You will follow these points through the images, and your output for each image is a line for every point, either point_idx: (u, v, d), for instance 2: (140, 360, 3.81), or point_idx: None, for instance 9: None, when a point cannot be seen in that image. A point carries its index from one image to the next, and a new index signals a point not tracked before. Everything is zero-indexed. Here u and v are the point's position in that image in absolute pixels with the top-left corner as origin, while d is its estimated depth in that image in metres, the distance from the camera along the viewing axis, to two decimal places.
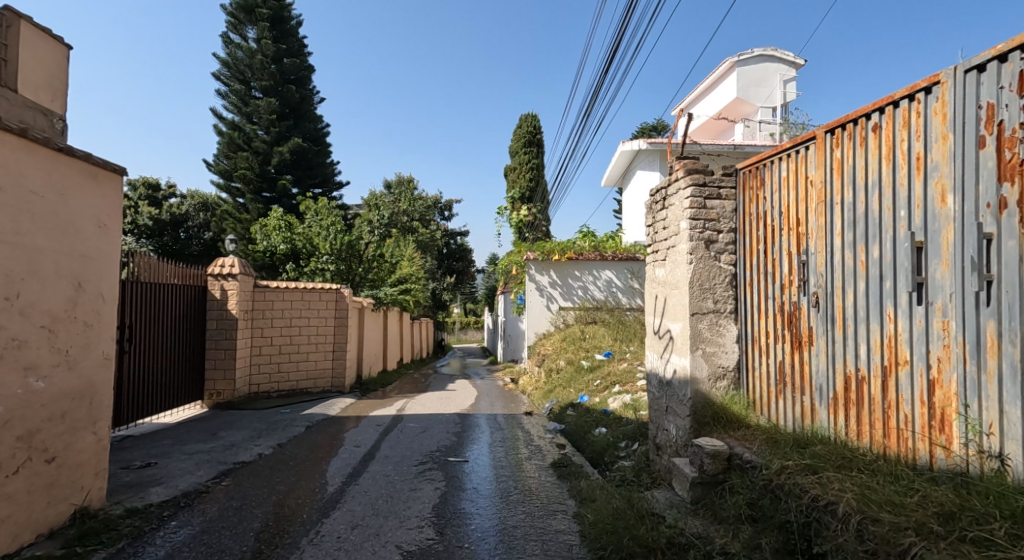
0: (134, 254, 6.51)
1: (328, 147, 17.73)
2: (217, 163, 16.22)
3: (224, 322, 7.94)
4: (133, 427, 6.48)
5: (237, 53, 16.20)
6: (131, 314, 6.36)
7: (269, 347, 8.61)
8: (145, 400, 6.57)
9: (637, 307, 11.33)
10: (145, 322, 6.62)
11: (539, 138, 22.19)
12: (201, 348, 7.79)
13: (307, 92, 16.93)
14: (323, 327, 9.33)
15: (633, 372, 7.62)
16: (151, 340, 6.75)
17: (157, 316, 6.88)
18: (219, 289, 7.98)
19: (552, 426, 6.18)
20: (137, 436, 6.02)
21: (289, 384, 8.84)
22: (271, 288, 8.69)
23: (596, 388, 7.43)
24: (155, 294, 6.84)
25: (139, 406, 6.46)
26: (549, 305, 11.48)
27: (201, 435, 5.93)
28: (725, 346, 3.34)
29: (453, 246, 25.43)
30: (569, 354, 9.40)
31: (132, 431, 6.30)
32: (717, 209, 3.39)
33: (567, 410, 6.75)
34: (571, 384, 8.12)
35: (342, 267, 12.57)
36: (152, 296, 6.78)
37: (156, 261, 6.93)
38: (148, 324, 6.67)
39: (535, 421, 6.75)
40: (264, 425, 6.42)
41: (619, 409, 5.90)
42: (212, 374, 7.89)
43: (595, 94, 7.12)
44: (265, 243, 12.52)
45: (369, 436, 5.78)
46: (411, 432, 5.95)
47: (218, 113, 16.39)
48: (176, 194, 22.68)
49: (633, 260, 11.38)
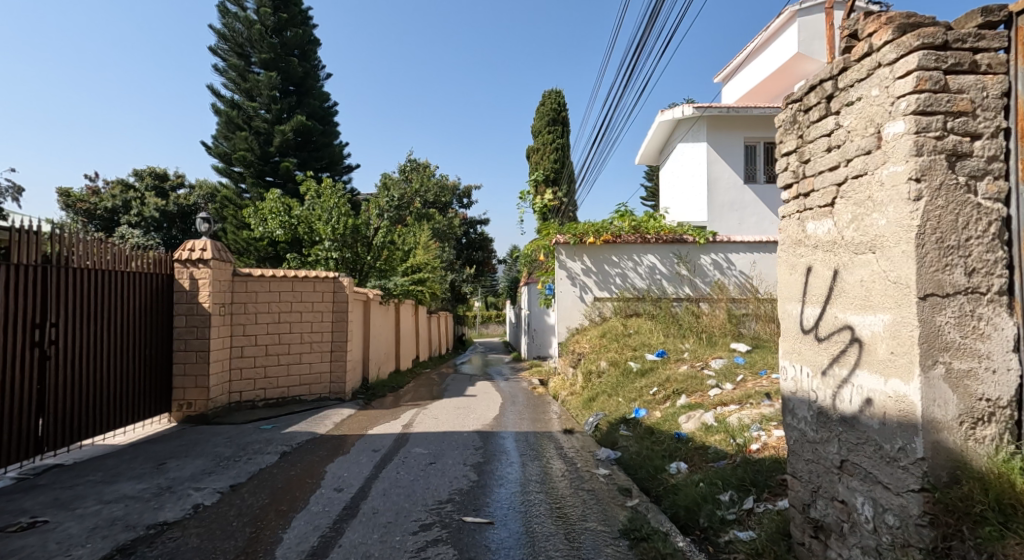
0: (68, 231, 5.09)
1: (334, 127, 16.38)
2: (216, 145, 15.00)
3: (194, 318, 6.54)
4: (68, 452, 5.12)
5: (235, 24, 14.89)
6: (59, 310, 4.93)
7: (253, 348, 7.19)
8: (87, 417, 5.23)
9: (685, 296, 9.60)
10: (87, 319, 5.25)
11: (564, 115, 20.49)
12: (166, 349, 6.44)
13: (310, 67, 15.67)
14: (319, 324, 7.88)
15: (701, 378, 6.00)
16: (98, 340, 5.40)
17: (106, 310, 5.53)
18: (188, 278, 6.57)
19: (605, 454, 4.61)
20: (65, 466, 4.62)
21: (279, 391, 7.42)
22: (254, 277, 7.24)
23: (653, 400, 5.83)
24: (101, 283, 5.48)
25: (77, 425, 5.12)
26: (583, 295, 9.80)
27: (143, 466, 4.51)
28: (989, 359, 1.73)
29: (473, 235, 23.98)
30: (612, 352, 7.77)
31: (66, 458, 4.97)
32: (969, 93, 1.76)
33: (620, 431, 5.17)
34: (618, 392, 6.54)
35: (347, 254, 11.13)
36: (97, 286, 5.42)
37: (102, 245, 5.53)
38: (91, 322, 5.31)
39: (577, 444, 5.16)
40: (229, 450, 4.96)
41: (698, 434, 4.33)
42: (181, 382, 6.50)
43: (652, 15, 5.47)
44: (261, 229, 11.29)
45: (360, 469, 4.32)
46: (415, 465, 4.42)
47: (216, 90, 15.15)
48: (185, 183, 21.73)
49: (679, 242, 9.66)
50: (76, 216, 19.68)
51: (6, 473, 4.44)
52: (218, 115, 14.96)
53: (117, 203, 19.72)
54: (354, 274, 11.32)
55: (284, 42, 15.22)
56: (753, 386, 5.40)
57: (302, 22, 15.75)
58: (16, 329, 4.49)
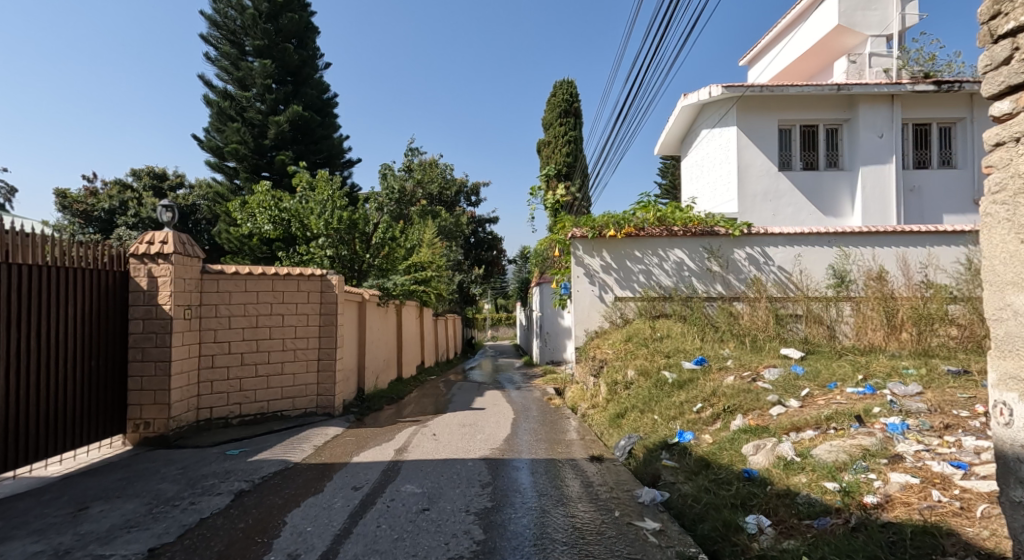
0: None
1: (334, 118, 15.52)
2: (208, 138, 14.25)
3: (152, 324, 5.56)
4: None
5: (228, 10, 14.19)
6: None
7: (225, 357, 6.22)
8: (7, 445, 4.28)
9: (718, 295, 8.34)
10: (10, 325, 4.31)
11: (577, 106, 19.42)
12: (118, 359, 5.47)
13: (308, 55, 14.92)
14: (304, 329, 6.90)
15: (757, 393, 4.91)
16: (25, 350, 4.45)
17: (38, 314, 4.57)
18: (145, 275, 5.61)
19: (649, 495, 3.54)
20: None
21: (256, 407, 6.42)
22: (225, 276, 6.27)
23: (699, 420, 4.78)
24: (30, 283, 4.52)
25: None
26: (602, 295, 8.66)
27: (58, 514, 3.53)
28: None
29: (481, 234, 22.92)
30: (641, 360, 6.67)
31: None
32: None
33: (663, 461, 4.13)
34: (652, 407, 5.50)
35: (344, 251, 10.19)
36: (26, 284, 4.48)
37: (35, 236, 4.61)
38: (16, 328, 4.37)
39: (609, 477, 4.09)
40: (177, 487, 3.97)
41: (772, 470, 3.29)
42: (137, 398, 5.52)
43: None
44: (248, 224, 10.31)
45: (330, 521, 3.30)
46: (405, 511, 3.43)
47: (207, 80, 14.42)
48: (184, 183, 20.93)
49: (710, 235, 8.43)
50: (73, 218, 18.71)
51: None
52: (209, 105, 14.28)
53: (115, 203, 18.80)
54: (351, 273, 10.36)
55: (280, 29, 14.46)
56: (827, 405, 4.32)
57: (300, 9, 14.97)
58: None
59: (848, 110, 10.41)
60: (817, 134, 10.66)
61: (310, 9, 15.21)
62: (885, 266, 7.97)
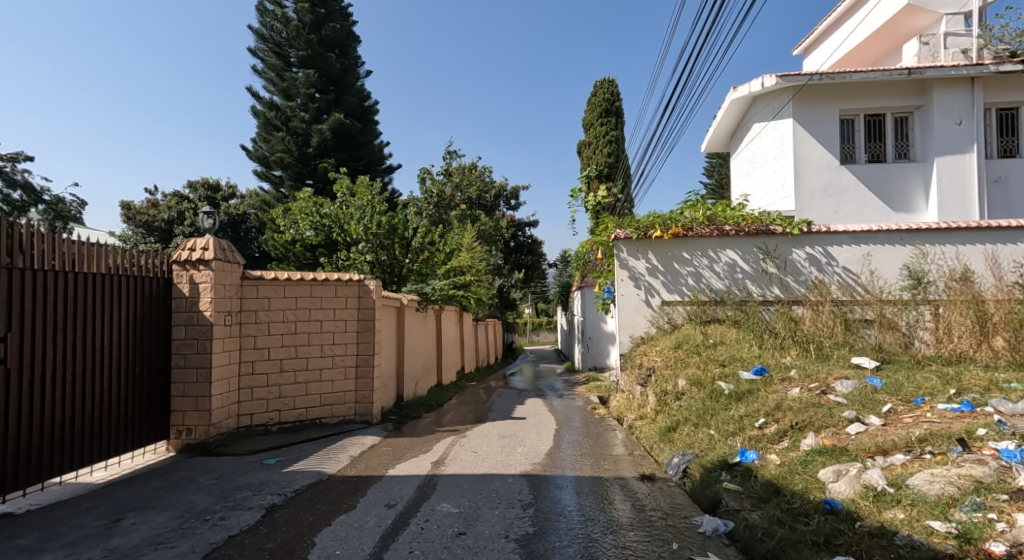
0: (35, 226, 4.12)
1: (375, 126, 15.65)
2: (255, 148, 14.66)
3: (194, 330, 5.50)
4: (36, 493, 4.17)
5: (274, 23, 14.55)
6: (18, 317, 3.94)
7: (266, 363, 6.16)
8: (55, 451, 4.23)
9: (775, 298, 7.75)
10: (58, 332, 4.26)
11: (618, 105, 18.93)
12: (161, 365, 5.43)
13: (349, 62, 15.07)
14: (342, 335, 6.77)
15: (830, 407, 4.39)
16: (74, 356, 4.41)
17: (86, 321, 4.53)
18: (187, 282, 5.57)
19: (711, 522, 3.14)
20: (14, 519, 3.62)
21: (295, 414, 6.33)
22: (265, 282, 6.20)
23: (763, 438, 4.31)
24: (79, 289, 4.49)
25: (41, 459, 4.13)
26: (648, 299, 8.20)
27: (92, 525, 3.42)
28: None
29: (521, 238, 22.65)
30: (693, 368, 6.20)
31: (19, 505, 3.94)
32: None
33: (724, 483, 3.72)
34: (708, 420, 5.05)
35: (384, 257, 10.09)
36: (75, 292, 4.44)
37: (84, 245, 4.59)
38: (65, 334, 4.33)
39: (662, 500, 3.71)
40: (210, 499, 3.83)
41: (860, 505, 2.90)
42: (179, 404, 5.47)
43: None
44: (291, 231, 10.39)
45: (360, 544, 3.05)
46: (441, 534, 3.15)
47: (254, 92, 14.79)
48: (237, 194, 21.59)
49: (765, 234, 7.84)
50: (136, 229, 19.50)
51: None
52: (256, 116, 14.64)
53: (173, 214, 19.52)
54: (391, 278, 10.29)
55: (323, 39, 14.63)
56: (916, 425, 3.82)
57: (342, 18, 15.12)
58: None
59: (920, 96, 9.57)
60: (884, 123, 9.86)
61: (352, 18, 15.38)
62: (970, 265, 7.21)
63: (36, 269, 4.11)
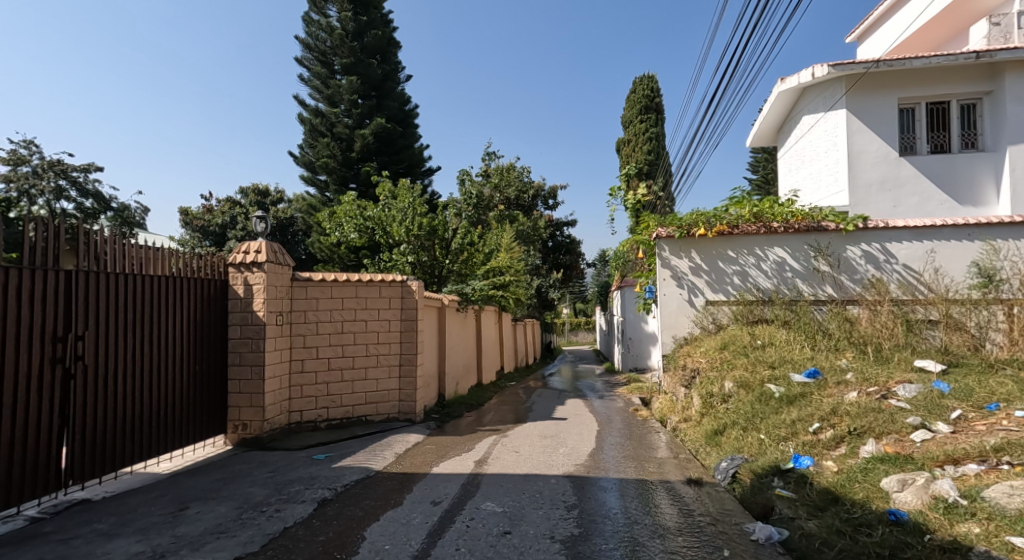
0: (106, 232, 4.34)
1: (415, 129, 15.89)
2: (302, 153, 15.13)
3: (249, 330, 5.70)
4: (110, 482, 4.40)
5: (319, 33, 14.99)
6: (94, 315, 4.16)
7: (314, 361, 6.32)
8: (126, 442, 4.44)
9: (827, 297, 7.42)
10: (127, 330, 4.48)
11: (658, 102, 18.59)
12: (219, 362, 5.65)
13: (390, 68, 15.35)
14: (386, 335, 6.88)
15: (891, 413, 4.17)
16: (142, 354, 4.63)
17: (151, 320, 4.75)
18: (242, 283, 5.77)
19: (763, 530, 3.02)
20: (91, 505, 3.84)
21: (342, 411, 6.47)
22: (313, 283, 6.37)
23: (818, 443, 4.11)
24: (145, 290, 4.71)
25: (114, 449, 4.33)
26: (692, 299, 8.00)
27: (160, 512, 3.59)
28: None
29: (559, 238, 22.54)
30: (740, 370, 6.00)
31: (97, 491, 4.15)
32: None
33: (777, 490, 3.57)
34: (757, 423, 4.87)
35: (425, 258, 10.21)
36: (142, 293, 4.66)
37: (149, 249, 4.81)
38: (134, 333, 4.55)
39: (711, 505, 3.59)
40: (266, 492, 3.96)
41: (928, 518, 2.74)
42: (235, 400, 5.68)
43: None
44: (337, 234, 10.67)
45: (408, 539, 3.08)
46: (485, 533, 3.14)
47: (301, 100, 15.27)
48: (285, 199, 22.35)
49: (817, 231, 7.52)
50: (193, 233, 20.44)
51: (22, 511, 3.65)
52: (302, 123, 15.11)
53: (226, 218, 20.35)
54: (432, 279, 10.41)
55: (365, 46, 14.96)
56: (991, 433, 3.63)
57: (383, 25, 15.42)
58: (34, 339, 3.71)
59: (989, 82, 8.99)
60: (949, 111, 9.30)
61: (392, 24, 15.67)
62: None
63: (108, 271, 4.33)
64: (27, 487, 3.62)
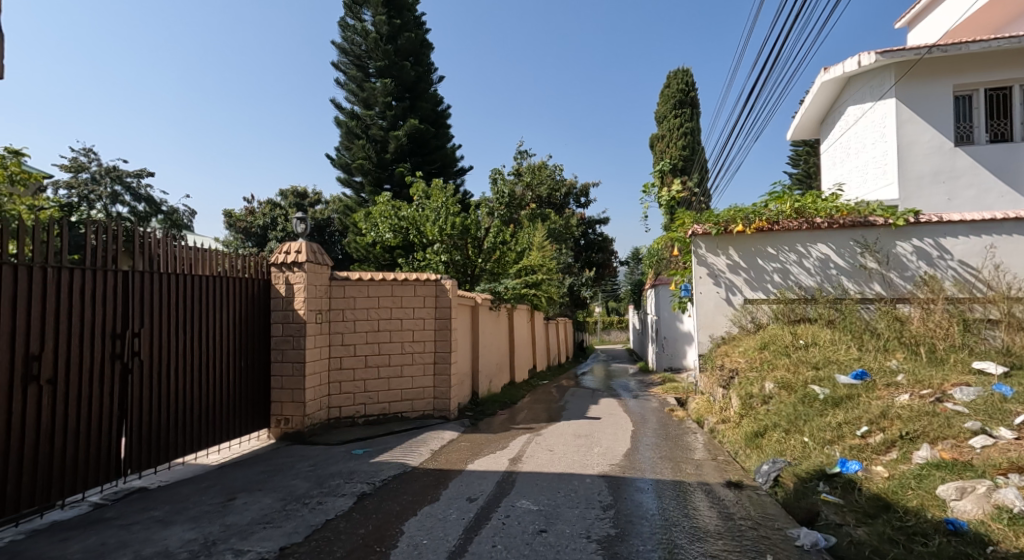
0: (160, 234, 4.50)
1: (448, 129, 16.00)
2: (338, 156, 15.43)
3: (290, 327, 5.83)
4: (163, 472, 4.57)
5: (355, 38, 15.25)
6: (148, 313, 4.32)
7: (352, 358, 6.43)
8: (177, 435, 4.61)
9: (874, 296, 7.12)
10: (178, 328, 4.63)
11: (693, 96, 18.20)
12: (261, 358, 5.80)
13: (423, 69, 15.50)
14: (421, 333, 6.94)
15: (947, 417, 3.96)
16: (192, 350, 4.79)
17: (200, 318, 4.91)
18: (284, 283, 5.90)
19: (808, 536, 2.89)
20: (147, 493, 4.00)
21: (378, 408, 6.56)
22: (351, 282, 6.47)
23: (867, 448, 3.93)
24: (194, 289, 4.87)
25: (166, 442, 4.49)
26: (730, 297, 7.79)
27: (210, 502, 3.71)
28: None
29: (592, 236, 22.35)
30: (782, 371, 5.81)
31: (152, 480, 4.32)
32: None
33: (822, 494, 3.43)
34: (800, 426, 4.70)
35: (458, 257, 10.25)
36: (191, 292, 4.82)
37: (197, 250, 4.96)
38: (184, 330, 4.71)
39: (752, 509, 3.48)
40: (309, 484, 4.05)
41: (991, 530, 2.58)
42: (278, 396, 5.82)
43: None
44: (372, 234, 10.81)
45: (445, 535, 3.09)
46: (520, 530, 3.12)
47: (337, 103, 15.57)
48: (322, 200, 22.88)
49: (864, 226, 7.21)
50: (236, 234, 21.15)
51: (86, 497, 3.82)
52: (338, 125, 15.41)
53: (267, 220, 20.96)
54: (465, 278, 10.45)
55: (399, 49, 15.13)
56: None
57: (416, 27, 15.58)
58: (95, 336, 3.86)
59: None
60: (1011, 96, 8.79)
61: (425, 26, 15.82)
62: None
63: (161, 271, 4.49)
64: (89, 474, 3.78)
